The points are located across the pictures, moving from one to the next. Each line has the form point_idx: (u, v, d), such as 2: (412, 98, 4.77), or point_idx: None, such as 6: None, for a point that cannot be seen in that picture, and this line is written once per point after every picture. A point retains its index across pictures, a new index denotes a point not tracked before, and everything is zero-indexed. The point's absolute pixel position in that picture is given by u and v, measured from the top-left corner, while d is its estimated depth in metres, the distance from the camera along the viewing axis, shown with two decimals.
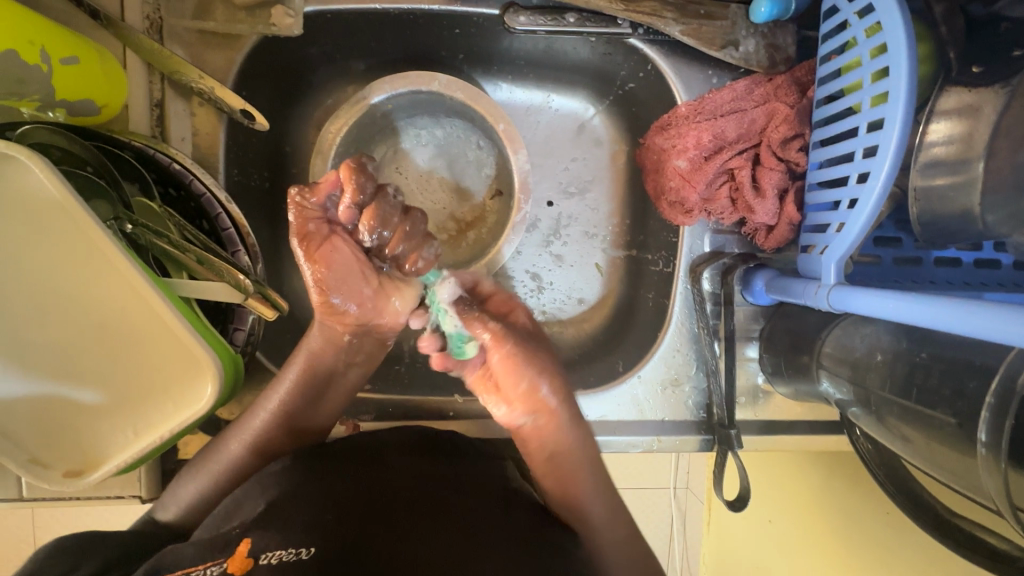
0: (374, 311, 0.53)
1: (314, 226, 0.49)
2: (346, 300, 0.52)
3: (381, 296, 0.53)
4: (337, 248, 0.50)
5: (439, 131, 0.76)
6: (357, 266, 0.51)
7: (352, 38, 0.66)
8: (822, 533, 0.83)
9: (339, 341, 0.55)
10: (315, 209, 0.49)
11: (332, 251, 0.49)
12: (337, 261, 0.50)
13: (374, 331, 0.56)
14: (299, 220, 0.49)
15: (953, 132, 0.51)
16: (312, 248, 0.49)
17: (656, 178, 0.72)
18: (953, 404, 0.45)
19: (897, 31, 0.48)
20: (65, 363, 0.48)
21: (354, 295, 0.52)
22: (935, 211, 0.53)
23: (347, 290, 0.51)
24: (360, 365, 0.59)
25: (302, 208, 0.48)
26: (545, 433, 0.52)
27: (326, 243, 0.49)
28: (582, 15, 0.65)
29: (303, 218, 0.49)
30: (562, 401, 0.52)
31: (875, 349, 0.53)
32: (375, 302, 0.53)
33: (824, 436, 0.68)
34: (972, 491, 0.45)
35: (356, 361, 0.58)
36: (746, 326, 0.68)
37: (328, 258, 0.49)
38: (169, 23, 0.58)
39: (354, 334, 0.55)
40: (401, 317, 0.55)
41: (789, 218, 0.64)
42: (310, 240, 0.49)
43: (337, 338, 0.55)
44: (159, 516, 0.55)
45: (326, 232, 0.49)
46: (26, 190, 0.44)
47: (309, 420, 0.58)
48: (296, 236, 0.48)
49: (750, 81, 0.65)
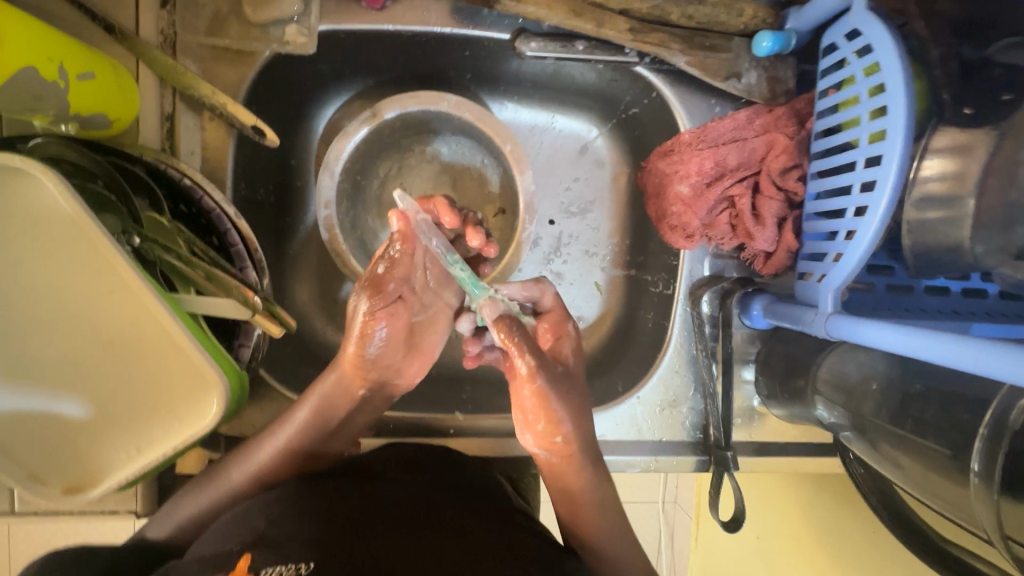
0: (396, 371, 0.58)
1: (389, 286, 0.54)
2: (380, 357, 0.55)
3: (406, 359, 0.58)
4: (397, 314, 0.55)
5: (445, 148, 0.76)
6: (402, 332, 0.56)
7: (363, 57, 0.67)
8: (807, 553, 0.84)
9: (354, 394, 0.57)
10: (403, 269, 0.54)
11: (395, 315, 0.54)
12: (392, 324, 0.55)
13: (385, 388, 0.59)
14: (382, 277, 0.53)
15: (946, 169, 0.52)
16: (378, 306, 0.53)
17: (657, 202, 0.73)
18: (948, 436, 0.46)
19: (895, 73, 0.51)
20: (67, 379, 0.48)
21: (387, 357, 0.56)
22: (927, 243, 0.55)
23: (385, 351, 0.56)
24: (365, 414, 0.60)
25: (393, 265, 0.53)
26: (554, 471, 0.55)
27: (394, 305, 0.54)
28: (591, 42, 0.67)
29: (388, 275, 0.53)
30: (580, 449, 0.54)
31: (870, 377, 0.55)
32: (401, 363, 0.58)
33: (816, 459, 0.69)
34: (965, 520, 0.46)
35: (361, 412, 0.59)
36: (743, 348, 0.70)
37: (388, 320, 0.54)
38: (183, 38, 0.59)
39: (370, 388, 0.57)
40: (415, 378, 0.61)
41: (787, 246, 0.66)
42: (380, 297, 0.53)
43: (352, 390, 0.56)
44: (150, 535, 0.55)
45: (395, 295, 0.54)
46: (40, 204, 0.44)
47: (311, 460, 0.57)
48: (371, 289, 0.53)
49: (751, 111, 0.67)
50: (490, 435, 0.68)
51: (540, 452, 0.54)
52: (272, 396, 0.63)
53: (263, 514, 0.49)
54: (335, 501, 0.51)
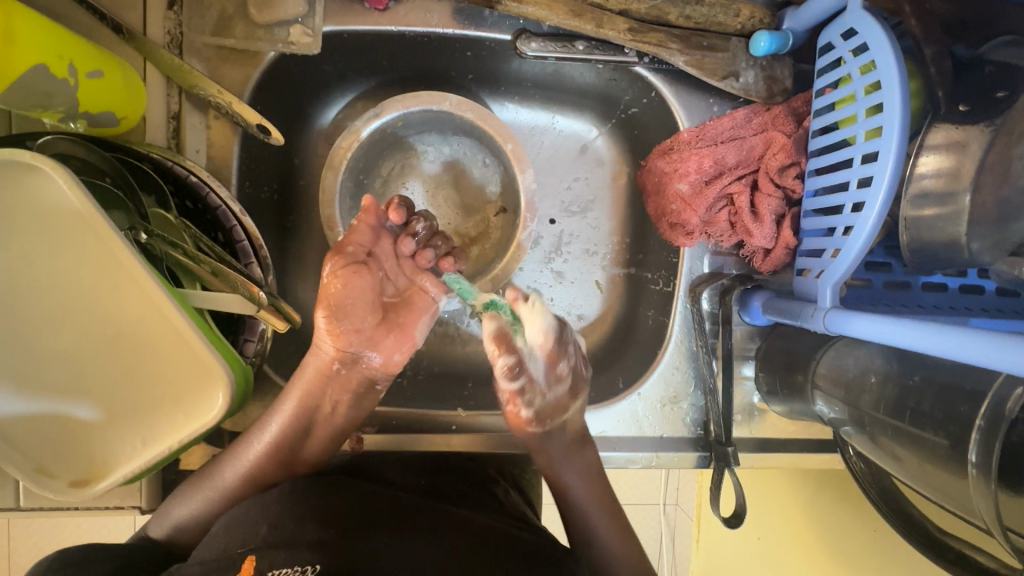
0: (370, 343, 0.57)
1: (351, 250, 0.56)
2: (346, 316, 0.55)
3: (380, 331, 0.57)
4: (360, 273, 0.55)
5: (446, 148, 0.77)
6: (370, 297, 0.56)
7: (366, 57, 0.68)
8: (809, 552, 0.84)
9: (327, 371, 0.57)
10: (359, 237, 0.57)
11: (353, 274, 0.55)
12: (354, 284, 0.55)
13: (364, 365, 0.58)
14: (345, 241, 0.56)
15: (941, 166, 0.53)
16: (338, 267, 0.55)
17: (656, 200, 0.74)
18: (946, 427, 0.46)
19: (890, 70, 0.52)
20: (74, 373, 0.48)
21: (356, 325, 0.56)
22: (924, 240, 0.55)
23: (350, 314, 0.55)
24: (347, 404, 0.59)
25: (353, 232, 0.57)
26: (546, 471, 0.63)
27: (352, 265, 0.55)
28: (591, 43, 0.67)
29: (348, 241, 0.56)
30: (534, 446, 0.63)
31: (868, 371, 0.55)
32: (373, 334, 0.57)
33: (816, 455, 0.70)
34: (963, 510, 0.47)
35: (342, 398, 0.58)
36: (743, 344, 0.70)
37: (347, 279, 0.55)
38: (189, 38, 0.60)
39: (343, 364, 0.57)
40: (394, 357, 0.58)
41: (785, 242, 0.67)
42: (341, 258, 0.55)
43: (326, 367, 0.57)
44: (150, 535, 0.56)
45: (356, 258, 0.56)
46: (50, 201, 0.44)
47: (301, 449, 0.59)
48: (333, 253, 0.55)
49: (749, 110, 0.68)
50: (492, 431, 0.67)
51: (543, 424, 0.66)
52: (275, 392, 0.63)
53: (263, 520, 0.49)
54: (338, 502, 0.52)
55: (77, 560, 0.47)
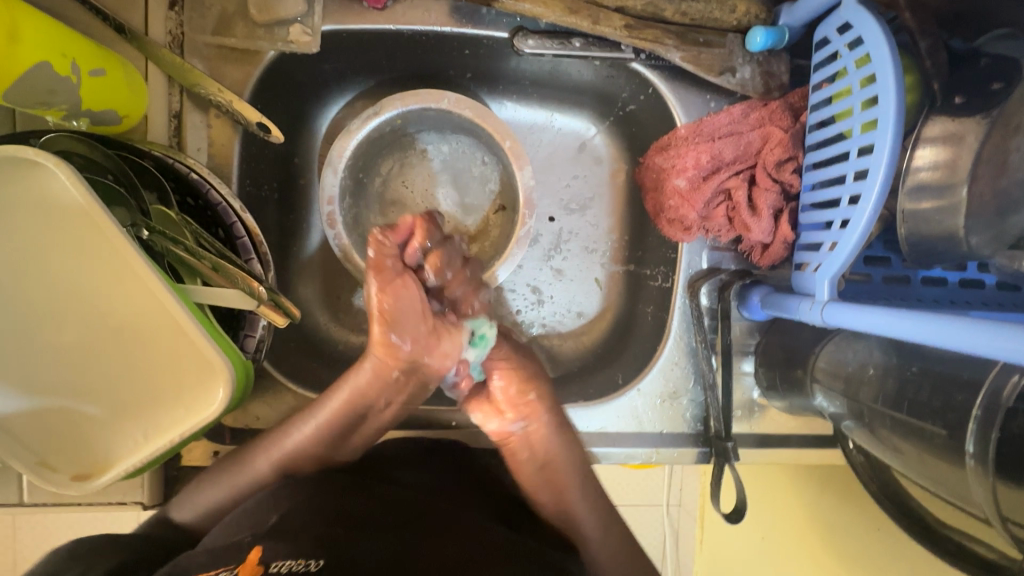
0: (425, 350, 0.56)
1: (389, 263, 0.53)
2: (402, 332, 0.55)
3: (433, 337, 0.56)
4: (407, 286, 0.54)
5: (445, 146, 0.78)
6: (419, 307, 0.55)
7: (365, 56, 0.69)
8: (813, 551, 0.84)
9: (387, 375, 0.57)
10: (391, 247, 0.53)
11: (402, 288, 0.53)
12: (404, 297, 0.54)
13: (419, 371, 0.58)
14: (378, 255, 0.53)
15: (938, 158, 0.53)
16: (385, 282, 0.53)
17: (655, 196, 0.74)
18: (943, 417, 0.46)
19: (885, 62, 0.52)
20: (75, 368, 0.49)
21: (411, 334, 0.55)
22: (922, 233, 0.55)
23: (405, 326, 0.55)
24: (399, 404, 0.60)
25: (380, 244, 0.53)
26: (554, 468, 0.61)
27: (397, 280, 0.53)
28: (588, 39, 0.68)
29: (381, 254, 0.53)
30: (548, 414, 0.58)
31: (867, 364, 0.55)
32: (427, 342, 0.56)
33: (816, 450, 0.70)
34: (962, 502, 0.47)
35: (396, 398, 0.59)
36: (743, 339, 0.69)
37: (395, 293, 0.53)
38: (190, 37, 0.60)
39: (403, 371, 0.57)
40: (448, 363, 0.57)
41: (784, 237, 0.67)
42: (383, 274, 0.53)
43: (385, 371, 0.57)
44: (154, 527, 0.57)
45: (398, 272, 0.53)
46: (52, 197, 0.45)
47: (329, 443, 0.59)
48: (373, 268, 0.53)
49: (746, 106, 0.69)
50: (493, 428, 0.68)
51: (516, 425, 0.58)
52: (274, 388, 0.64)
53: (274, 509, 0.50)
54: (341, 498, 0.52)
55: (77, 553, 0.47)
